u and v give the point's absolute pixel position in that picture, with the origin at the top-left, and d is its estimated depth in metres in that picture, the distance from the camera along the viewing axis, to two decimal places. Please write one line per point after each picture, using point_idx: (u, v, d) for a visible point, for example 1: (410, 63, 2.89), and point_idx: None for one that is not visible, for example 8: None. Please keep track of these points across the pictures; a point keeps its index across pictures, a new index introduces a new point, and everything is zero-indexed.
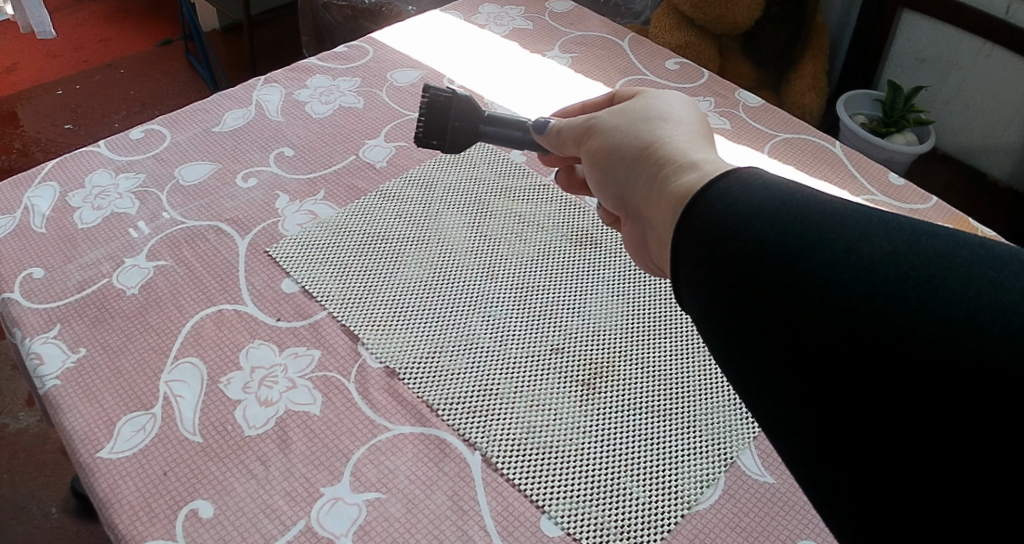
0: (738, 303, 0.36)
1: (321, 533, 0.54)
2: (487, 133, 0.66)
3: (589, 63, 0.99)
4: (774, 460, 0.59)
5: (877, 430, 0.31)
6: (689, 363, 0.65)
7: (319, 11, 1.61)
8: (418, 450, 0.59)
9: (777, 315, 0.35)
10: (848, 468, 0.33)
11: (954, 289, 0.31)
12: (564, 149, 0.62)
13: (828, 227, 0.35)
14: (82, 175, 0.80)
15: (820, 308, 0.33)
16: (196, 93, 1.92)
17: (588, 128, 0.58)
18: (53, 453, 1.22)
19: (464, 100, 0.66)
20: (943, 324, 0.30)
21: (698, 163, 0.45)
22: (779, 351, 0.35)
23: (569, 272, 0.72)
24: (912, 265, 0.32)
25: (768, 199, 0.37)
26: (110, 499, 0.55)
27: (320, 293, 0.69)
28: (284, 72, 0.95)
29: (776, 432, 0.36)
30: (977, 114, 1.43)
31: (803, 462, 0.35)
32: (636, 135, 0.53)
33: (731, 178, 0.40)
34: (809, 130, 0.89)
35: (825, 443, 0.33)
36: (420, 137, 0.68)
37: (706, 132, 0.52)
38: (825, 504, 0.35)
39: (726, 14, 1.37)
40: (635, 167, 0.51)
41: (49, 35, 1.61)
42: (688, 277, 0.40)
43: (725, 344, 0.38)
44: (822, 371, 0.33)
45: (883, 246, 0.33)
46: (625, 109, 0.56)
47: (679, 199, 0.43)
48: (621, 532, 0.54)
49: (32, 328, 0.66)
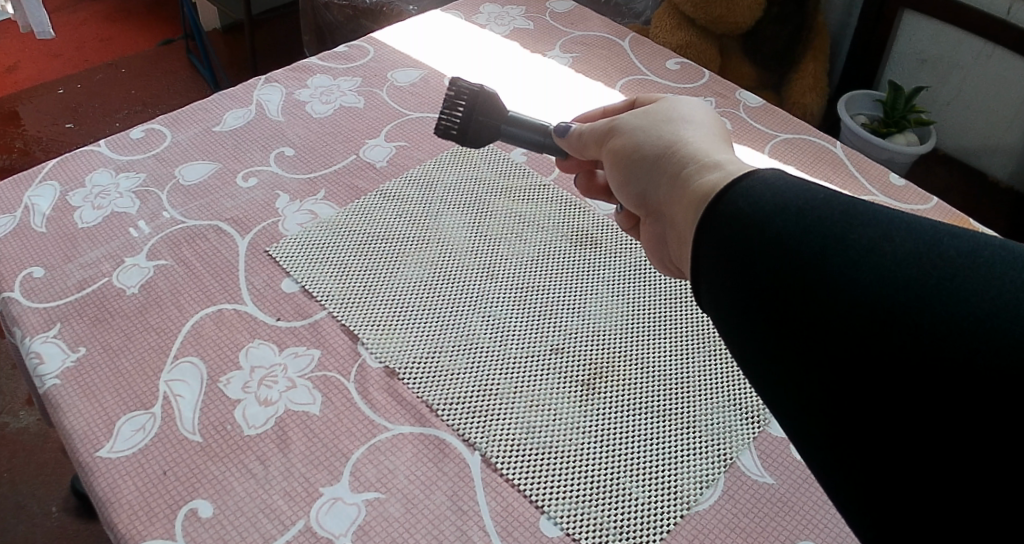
0: (755, 301, 0.37)
1: (321, 533, 0.54)
2: (506, 133, 0.67)
3: (590, 63, 0.99)
4: (777, 460, 0.59)
5: (893, 425, 0.31)
6: (688, 363, 0.65)
7: (319, 10, 1.61)
8: (418, 450, 0.59)
9: (793, 311, 0.35)
10: (862, 463, 0.33)
11: (974, 288, 0.31)
12: (584, 152, 0.62)
13: (851, 228, 0.35)
14: (82, 174, 0.80)
15: (838, 304, 0.33)
16: (196, 93, 1.92)
17: (608, 129, 0.58)
18: (53, 452, 1.22)
19: (489, 96, 0.67)
20: (964, 323, 0.30)
21: (721, 163, 0.46)
22: (797, 345, 0.35)
23: (569, 272, 0.72)
24: (934, 265, 0.32)
25: (790, 197, 0.38)
26: (110, 498, 0.55)
27: (320, 293, 0.69)
28: (284, 72, 0.95)
29: (791, 423, 0.36)
30: (978, 113, 1.42)
31: (818, 454, 0.35)
32: (658, 136, 0.53)
33: (752, 179, 0.40)
34: (809, 130, 0.89)
35: (840, 437, 0.33)
36: (442, 126, 0.68)
37: (725, 135, 0.52)
38: (839, 495, 0.35)
39: (727, 14, 1.37)
40: (655, 167, 0.51)
41: (48, 35, 1.61)
42: (707, 275, 0.40)
43: (742, 343, 0.38)
44: (839, 369, 0.33)
45: (905, 246, 0.33)
46: (647, 111, 0.56)
47: (700, 198, 0.43)
48: (621, 532, 0.54)
49: (32, 327, 0.66)
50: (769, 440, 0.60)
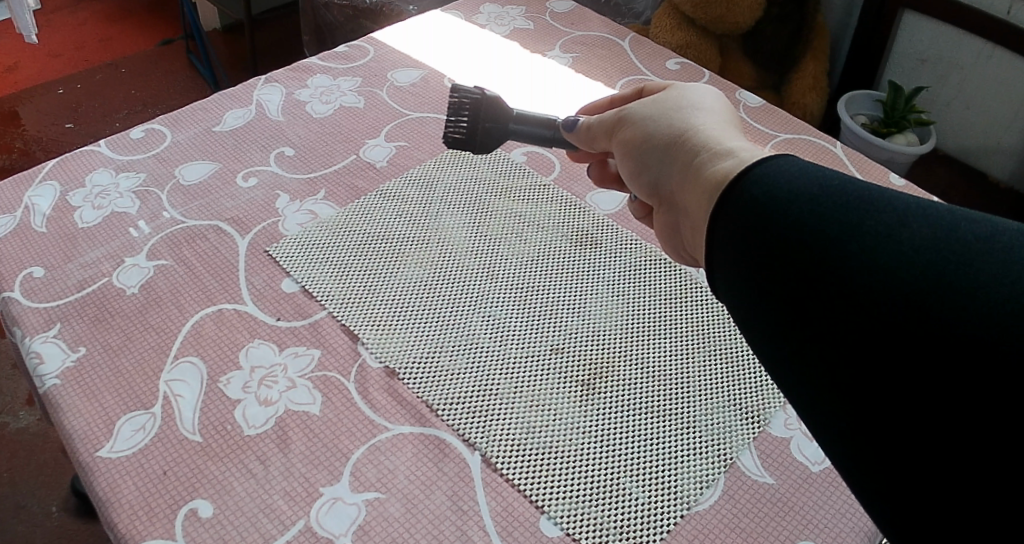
0: (771, 292, 0.37)
1: (321, 533, 0.54)
2: (514, 131, 0.66)
3: (590, 63, 0.99)
4: (776, 461, 0.59)
5: (919, 405, 0.31)
6: (688, 362, 0.65)
7: (319, 10, 1.61)
8: (418, 449, 0.59)
9: (810, 300, 0.35)
10: (880, 449, 0.33)
11: (992, 275, 0.31)
12: (592, 145, 0.62)
13: (867, 214, 0.35)
14: (83, 174, 0.80)
15: (854, 292, 0.33)
16: (197, 93, 1.92)
17: (618, 121, 0.58)
18: (53, 452, 1.22)
19: (492, 98, 0.66)
20: (979, 309, 0.30)
21: (733, 150, 0.46)
22: (813, 331, 0.35)
23: (570, 272, 0.72)
24: (951, 251, 0.32)
25: (806, 185, 0.38)
26: (110, 498, 0.55)
27: (320, 293, 0.69)
28: (285, 72, 0.95)
29: (803, 406, 0.36)
30: (978, 112, 1.42)
31: (833, 438, 0.35)
32: (668, 124, 0.53)
33: (767, 165, 0.40)
34: (810, 130, 0.89)
35: (856, 423, 0.33)
36: (451, 138, 0.69)
37: (736, 122, 0.52)
38: (857, 483, 0.35)
39: (727, 13, 1.37)
40: (667, 158, 0.51)
41: (32, 42, 1.64)
42: (722, 268, 0.40)
43: (760, 335, 0.38)
44: (855, 356, 0.33)
45: (923, 232, 0.33)
46: (656, 100, 0.56)
47: (714, 186, 0.43)
48: (621, 532, 0.54)
49: (32, 327, 0.66)
50: (770, 440, 0.60)
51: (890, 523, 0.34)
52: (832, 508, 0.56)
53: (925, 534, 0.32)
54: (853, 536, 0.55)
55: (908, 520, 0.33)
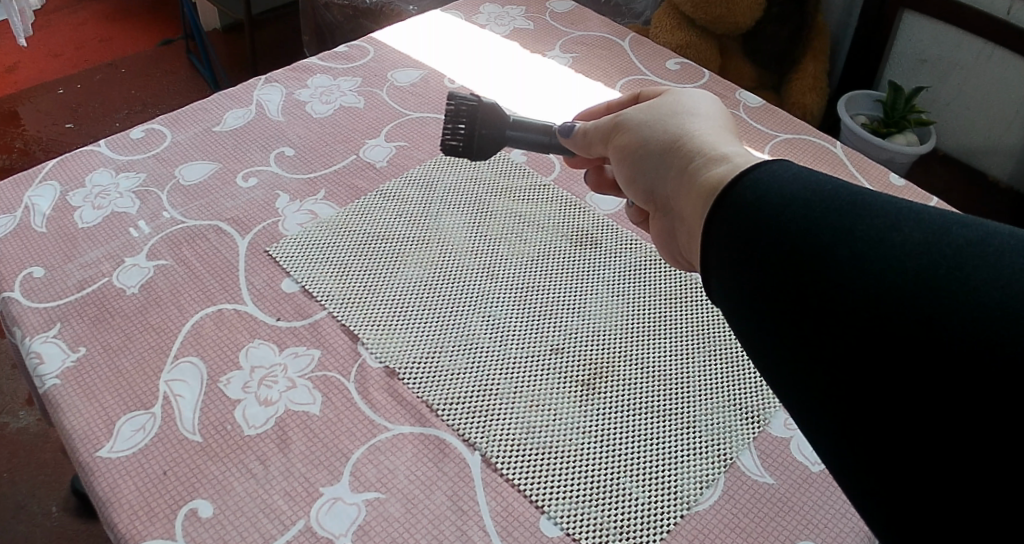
0: (765, 293, 0.37)
1: (321, 533, 0.54)
2: (511, 138, 0.66)
3: (590, 63, 0.99)
4: (776, 461, 0.59)
5: (914, 407, 0.31)
6: (688, 362, 0.65)
7: (320, 11, 1.61)
8: (418, 450, 0.59)
9: (804, 302, 0.35)
10: (875, 451, 0.33)
11: (986, 277, 0.31)
12: (590, 150, 0.62)
13: (860, 219, 0.35)
14: (83, 174, 0.80)
15: (847, 295, 0.33)
16: (196, 93, 1.92)
17: (613, 125, 0.58)
18: (53, 452, 1.22)
19: (489, 106, 0.66)
20: (972, 312, 0.30)
21: (729, 156, 0.46)
22: (808, 333, 0.35)
23: (570, 272, 0.72)
24: (943, 255, 0.32)
25: (799, 190, 0.38)
26: (109, 498, 0.55)
27: (320, 293, 0.69)
28: (284, 72, 0.95)
29: (798, 408, 0.36)
30: (978, 112, 1.42)
31: (828, 441, 0.35)
32: (664, 130, 0.53)
33: (761, 170, 0.40)
34: (809, 130, 0.89)
35: (852, 426, 0.33)
36: (448, 145, 0.68)
37: (732, 127, 0.52)
38: (853, 486, 0.35)
39: (727, 13, 1.37)
40: (664, 161, 0.51)
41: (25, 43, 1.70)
42: (718, 270, 0.40)
43: (755, 336, 0.38)
44: (849, 359, 0.33)
45: (915, 235, 0.33)
46: (652, 105, 0.56)
47: (710, 190, 0.43)
48: (621, 532, 0.54)
49: (32, 327, 0.66)
50: (770, 440, 0.60)
51: (887, 526, 0.34)
52: (832, 508, 0.56)
53: (922, 535, 0.32)
54: (852, 537, 0.55)
55: (905, 521, 0.32)
